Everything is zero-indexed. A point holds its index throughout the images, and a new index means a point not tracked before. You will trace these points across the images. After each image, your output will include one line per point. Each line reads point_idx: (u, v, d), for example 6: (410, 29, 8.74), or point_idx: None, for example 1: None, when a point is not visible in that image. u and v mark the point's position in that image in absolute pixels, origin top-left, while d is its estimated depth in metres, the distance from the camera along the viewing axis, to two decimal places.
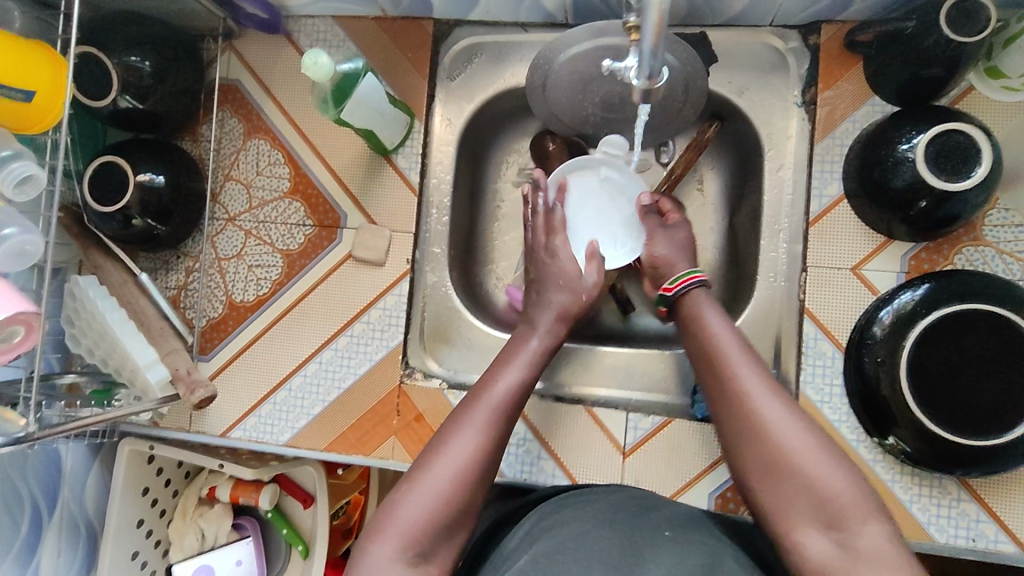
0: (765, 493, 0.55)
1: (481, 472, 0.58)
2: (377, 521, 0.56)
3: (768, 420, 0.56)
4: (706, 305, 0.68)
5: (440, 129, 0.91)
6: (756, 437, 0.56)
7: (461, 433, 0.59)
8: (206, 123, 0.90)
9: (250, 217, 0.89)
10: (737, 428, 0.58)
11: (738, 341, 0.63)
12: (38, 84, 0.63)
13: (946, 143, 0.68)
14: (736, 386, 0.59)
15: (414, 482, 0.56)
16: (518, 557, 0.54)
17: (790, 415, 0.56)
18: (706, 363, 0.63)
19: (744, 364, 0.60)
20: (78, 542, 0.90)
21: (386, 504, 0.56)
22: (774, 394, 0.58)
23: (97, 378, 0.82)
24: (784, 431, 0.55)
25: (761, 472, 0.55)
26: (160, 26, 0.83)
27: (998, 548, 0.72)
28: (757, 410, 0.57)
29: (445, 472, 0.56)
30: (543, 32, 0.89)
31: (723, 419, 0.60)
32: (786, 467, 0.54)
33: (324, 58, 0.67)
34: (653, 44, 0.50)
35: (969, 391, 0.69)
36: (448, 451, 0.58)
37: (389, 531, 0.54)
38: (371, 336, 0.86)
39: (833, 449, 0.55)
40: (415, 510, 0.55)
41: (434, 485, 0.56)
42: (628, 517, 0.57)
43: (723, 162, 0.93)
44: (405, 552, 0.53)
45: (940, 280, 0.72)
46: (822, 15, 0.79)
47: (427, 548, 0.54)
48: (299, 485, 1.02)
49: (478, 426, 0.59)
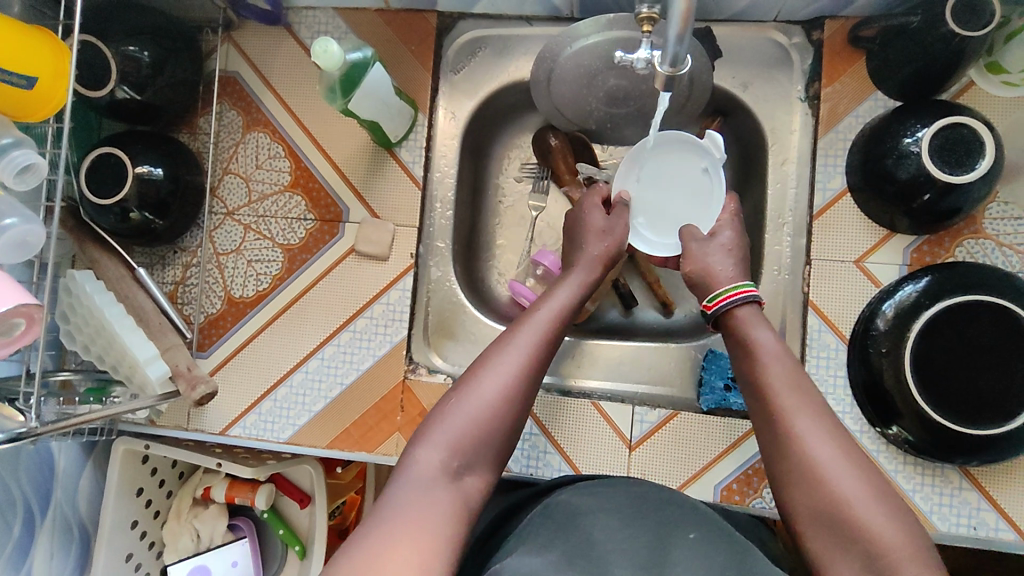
0: (815, 535, 0.55)
1: (526, 388, 0.61)
2: (423, 430, 0.58)
3: (825, 468, 0.56)
4: (756, 322, 0.66)
5: (444, 123, 0.90)
6: (811, 485, 0.56)
7: (512, 351, 0.62)
8: (204, 116, 0.89)
9: (250, 212, 0.88)
10: (789, 470, 0.57)
11: (785, 358, 0.63)
12: (39, 71, 0.62)
13: (950, 136, 0.69)
14: (787, 423, 0.59)
15: (463, 393, 0.59)
16: (539, 548, 0.53)
17: (844, 462, 0.56)
18: (755, 395, 0.63)
19: (796, 400, 0.60)
20: (70, 544, 0.87)
21: (433, 412, 0.59)
22: (828, 439, 0.57)
23: (91, 377, 0.79)
24: (840, 480, 0.55)
25: (815, 518, 0.55)
26: (159, 14, 0.81)
27: (998, 535, 0.73)
28: (810, 454, 0.57)
29: (493, 385, 0.59)
30: (547, 25, 0.90)
31: (773, 457, 0.59)
32: (841, 516, 0.54)
33: (335, 46, 0.67)
34: (680, 30, 0.50)
35: (972, 382, 0.70)
36: (497, 365, 0.60)
37: (436, 439, 0.56)
38: (374, 331, 0.86)
39: (888, 501, 0.54)
40: (461, 422, 0.57)
41: (482, 396, 0.58)
42: (646, 518, 0.56)
43: (726, 157, 0.94)
44: (449, 461, 0.55)
45: (942, 272, 0.73)
46: (825, 11, 0.80)
47: (470, 458, 0.56)
48: (295, 484, 1.01)
49: (524, 344, 0.62)
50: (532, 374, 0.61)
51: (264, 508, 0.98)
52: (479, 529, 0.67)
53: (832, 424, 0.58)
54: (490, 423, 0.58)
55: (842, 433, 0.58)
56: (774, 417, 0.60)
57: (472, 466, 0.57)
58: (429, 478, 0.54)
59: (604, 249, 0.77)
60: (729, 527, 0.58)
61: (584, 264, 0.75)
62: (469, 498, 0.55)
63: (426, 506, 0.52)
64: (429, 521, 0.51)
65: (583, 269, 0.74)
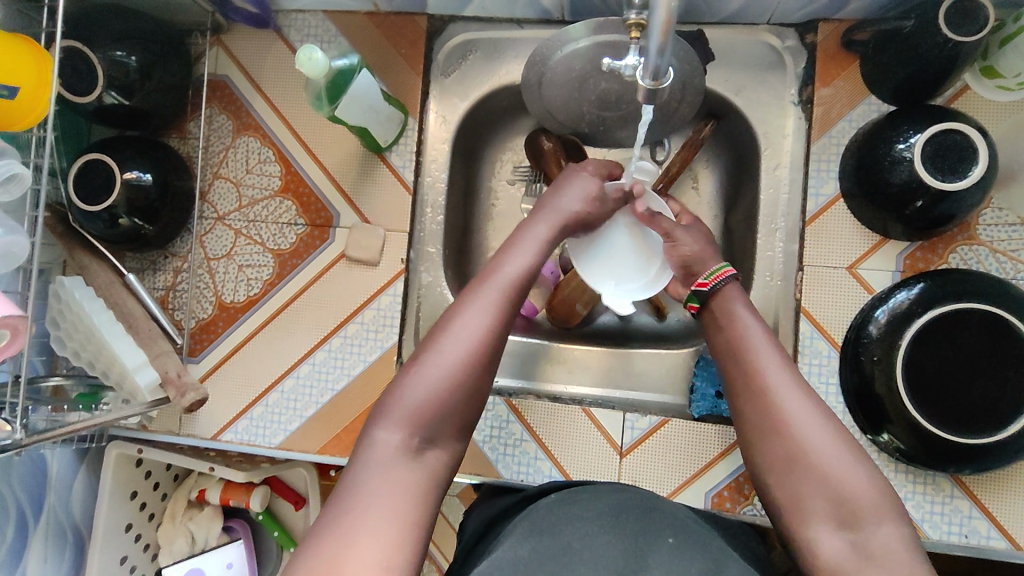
0: (781, 484, 0.57)
1: (492, 351, 0.60)
2: (382, 406, 0.57)
3: (794, 420, 0.58)
4: (735, 300, 0.68)
5: (434, 127, 0.90)
6: (780, 436, 0.58)
7: (475, 313, 0.60)
8: (194, 120, 0.88)
9: (240, 217, 0.88)
10: (759, 424, 0.59)
11: (762, 329, 0.65)
12: (20, 80, 0.61)
13: (943, 142, 0.68)
14: (761, 380, 0.60)
15: (426, 361, 0.58)
16: (520, 557, 0.53)
17: (815, 414, 0.58)
18: (731, 355, 0.64)
19: (770, 359, 0.62)
20: (64, 549, 0.88)
21: (394, 384, 0.58)
22: (800, 394, 0.59)
23: (83, 381, 0.79)
24: (808, 429, 0.57)
25: (781, 469, 0.57)
26: (147, 18, 0.80)
27: (990, 544, 0.73)
28: (782, 406, 0.58)
29: (455, 353, 0.58)
30: (539, 28, 0.89)
31: (744, 411, 0.61)
32: (807, 465, 0.56)
33: (319, 54, 0.67)
34: (662, 42, 0.49)
35: (964, 390, 0.69)
36: (458, 328, 0.59)
37: (396, 415, 0.56)
38: (365, 336, 0.85)
39: (854, 452, 0.56)
40: (423, 390, 0.57)
41: (445, 363, 0.58)
42: (629, 520, 0.57)
43: (719, 160, 0.93)
44: (411, 439, 0.55)
45: (934, 279, 0.72)
46: (818, 14, 0.79)
47: (433, 433, 0.56)
48: (289, 485, 1.01)
49: (486, 308, 0.60)
50: (495, 335, 0.60)
51: (259, 510, 0.98)
52: (469, 536, 0.67)
53: (804, 382, 0.60)
54: (453, 391, 0.57)
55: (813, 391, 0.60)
56: (748, 376, 0.61)
57: (437, 442, 0.57)
58: (391, 457, 0.54)
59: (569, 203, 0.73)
60: (715, 541, 0.58)
61: (545, 218, 0.72)
62: (433, 474, 0.55)
63: (391, 481, 0.52)
64: (397, 494, 0.52)
65: (548, 223, 0.71)
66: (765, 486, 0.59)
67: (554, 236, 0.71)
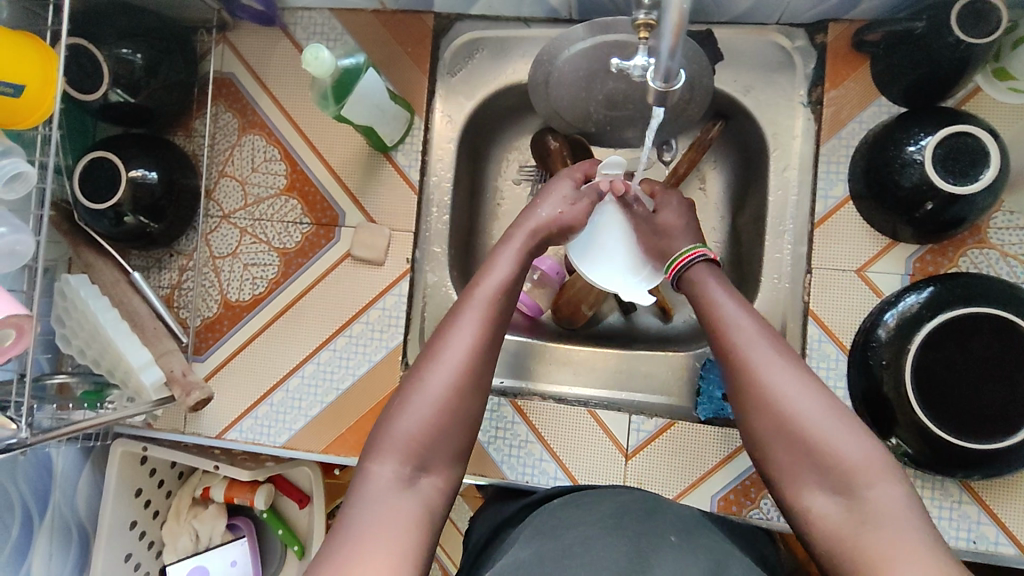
0: (772, 456, 0.57)
1: (479, 374, 0.60)
2: (375, 440, 0.57)
3: (776, 391, 0.57)
4: (706, 277, 0.67)
5: (440, 126, 0.89)
6: (765, 409, 0.57)
7: (458, 336, 0.60)
8: (199, 118, 0.88)
9: (245, 215, 0.87)
10: (742, 398, 0.59)
11: (738, 301, 0.63)
12: (26, 79, 0.61)
13: (954, 145, 0.67)
14: (741, 351, 0.60)
15: (412, 394, 0.58)
16: (525, 559, 0.53)
17: (797, 381, 0.57)
18: (709, 328, 0.63)
19: (749, 329, 0.61)
20: (69, 546, 0.88)
21: (383, 419, 0.58)
22: (781, 362, 0.58)
23: (88, 379, 0.78)
24: (792, 397, 0.56)
25: (770, 440, 0.57)
26: (153, 16, 0.80)
27: (998, 549, 0.72)
28: (764, 378, 0.58)
29: (441, 382, 0.58)
30: (546, 27, 0.88)
31: (730, 386, 0.60)
32: (795, 436, 0.55)
33: (326, 53, 0.66)
34: (673, 42, 0.48)
35: (973, 395, 0.69)
36: (444, 356, 0.59)
37: (388, 449, 0.56)
38: (370, 336, 0.85)
39: (840, 415, 0.56)
40: (413, 425, 0.57)
41: (432, 393, 0.58)
42: (635, 522, 0.57)
43: (727, 161, 0.93)
44: (404, 467, 0.56)
45: (944, 283, 0.71)
46: (829, 14, 0.78)
47: (425, 460, 0.57)
48: (294, 485, 1.00)
49: (470, 328, 0.61)
50: (481, 356, 0.60)
51: (263, 508, 0.97)
52: (475, 541, 0.67)
53: (784, 350, 0.59)
54: (444, 417, 0.58)
55: (794, 357, 0.59)
56: (729, 349, 0.61)
57: (428, 468, 0.57)
58: (387, 490, 0.54)
59: (545, 208, 0.73)
60: (723, 543, 0.58)
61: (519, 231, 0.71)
62: (429, 502, 0.55)
63: (391, 514, 0.53)
64: (394, 523, 0.52)
65: (523, 231, 0.71)
66: (758, 457, 0.59)
67: (532, 245, 0.70)
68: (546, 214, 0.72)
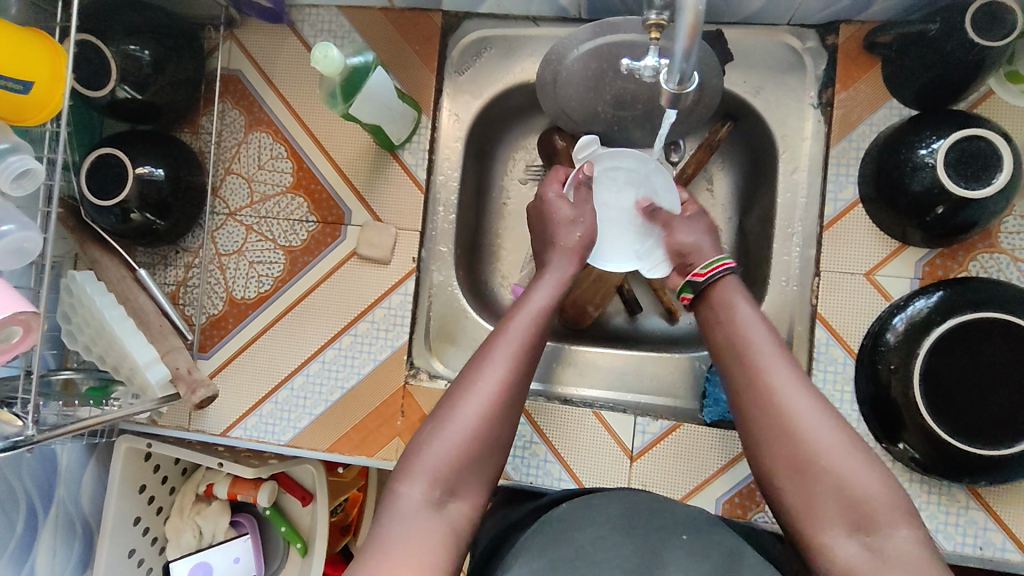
0: (790, 487, 0.57)
1: (508, 411, 0.60)
2: (405, 463, 0.57)
3: (801, 421, 0.57)
4: (736, 294, 0.68)
5: (447, 124, 0.89)
6: (787, 438, 0.57)
7: (493, 370, 0.60)
8: (206, 115, 0.88)
9: (252, 213, 0.87)
10: (765, 426, 0.59)
11: (764, 325, 0.64)
12: (36, 76, 0.61)
13: (966, 148, 0.67)
14: (765, 377, 0.60)
15: (444, 420, 0.58)
16: (534, 563, 0.53)
17: (821, 412, 0.58)
18: (733, 355, 0.64)
19: (776, 356, 0.62)
20: (74, 542, 0.88)
21: (413, 444, 0.59)
22: (805, 391, 0.59)
23: (93, 376, 0.79)
24: (815, 430, 0.57)
25: (789, 471, 0.57)
26: (161, 12, 0.80)
27: (1005, 556, 0.72)
28: (789, 407, 0.58)
29: (473, 413, 0.58)
30: (555, 26, 0.88)
31: (749, 413, 0.60)
32: (818, 469, 0.56)
33: (335, 51, 0.66)
34: (687, 45, 0.48)
35: (982, 400, 0.68)
36: (479, 386, 0.59)
37: (418, 470, 0.56)
38: (375, 335, 0.85)
39: (862, 451, 0.57)
40: (445, 451, 0.56)
41: (464, 424, 0.58)
42: (644, 526, 0.57)
43: (734, 162, 0.92)
44: (433, 492, 0.55)
45: (954, 288, 0.71)
46: (840, 16, 0.78)
47: (454, 484, 0.56)
48: (298, 482, 1.00)
49: (505, 360, 0.61)
50: (513, 393, 0.60)
51: (267, 505, 0.97)
52: (483, 544, 0.67)
53: (807, 379, 0.60)
54: (476, 448, 0.57)
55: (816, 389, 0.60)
56: (752, 375, 0.61)
57: (457, 493, 0.56)
58: (418, 512, 0.54)
59: (576, 238, 0.74)
60: (733, 542, 0.57)
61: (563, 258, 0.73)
62: (456, 526, 0.55)
63: (417, 537, 0.52)
64: (422, 545, 0.52)
65: (563, 263, 0.72)
66: (770, 489, 0.59)
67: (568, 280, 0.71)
68: (582, 237, 0.74)
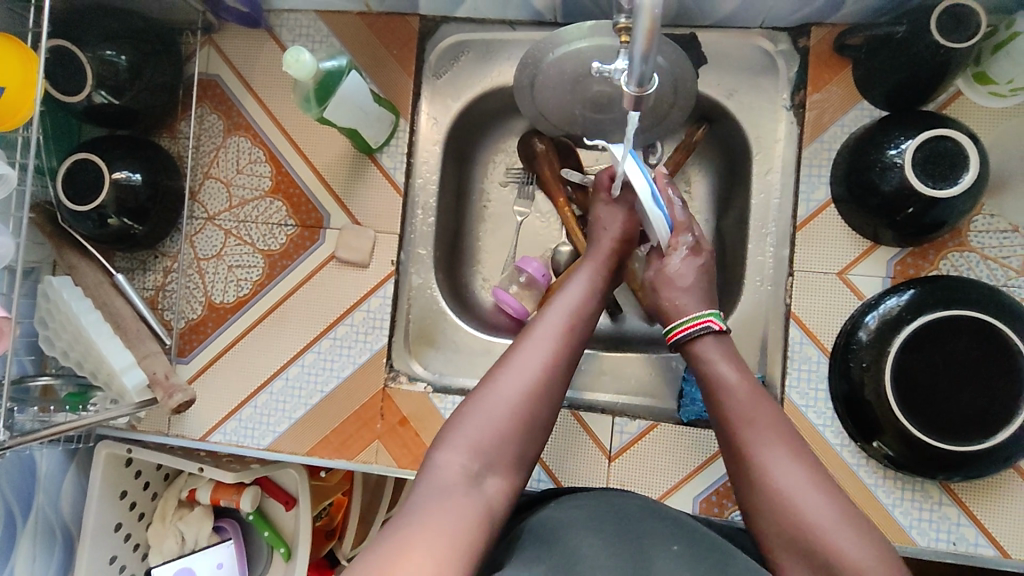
0: (788, 566, 0.55)
1: (553, 388, 0.61)
2: (446, 431, 0.58)
3: (788, 494, 0.55)
4: (715, 357, 0.67)
5: (426, 128, 0.90)
6: (778, 515, 0.55)
7: (536, 350, 0.62)
8: (185, 120, 0.88)
9: (230, 217, 0.87)
10: (756, 501, 0.57)
11: (750, 391, 0.63)
12: (7, 80, 0.61)
13: (934, 148, 0.68)
14: (752, 452, 0.59)
15: (489, 388, 0.60)
16: (520, 563, 0.52)
17: (809, 483, 0.56)
18: (721, 426, 0.63)
19: (760, 430, 0.60)
20: (53, 548, 0.87)
21: (454, 415, 0.59)
22: (794, 462, 0.57)
23: (72, 380, 0.77)
24: (805, 505, 0.55)
25: (787, 546, 0.55)
26: (138, 17, 0.80)
27: (978, 551, 0.73)
28: (778, 480, 0.56)
29: (515, 387, 0.59)
30: (531, 30, 0.89)
31: (745, 490, 0.59)
32: (810, 546, 0.53)
33: (306, 56, 0.67)
34: (646, 47, 0.50)
35: (951, 398, 0.69)
36: (520, 363, 0.61)
37: (456, 442, 0.57)
38: (355, 338, 0.85)
39: (857, 523, 0.53)
40: (486, 423, 0.58)
41: (508, 398, 0.59)
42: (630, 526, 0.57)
43: (710, 164, 0.93)
44: (472, 462, 0.56)
45: (925, 286, 0.71)
46: (811, 18, 0.79)
47: (491, 459, 0.57)
48: (280, 485, 1.00)
49: (546, 346, 0.63)
50: (555, 374, 0.62)
51: (250, 510, 0.96)
52: None
53: (797, 448, 0.59)
54: (519, 427, 0.58)
55: (810, 459, 0.58)
56: (740, 451, 0.60)
57: (495, 467, 0.57)
58: (456, 483, 0.54)
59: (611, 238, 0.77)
60: (716, 542, 0.58)
61: (592, 264, 0.75)
62: (491, 502, 0.55)
63: (451, 510, 0.52)
64: (458, 516, 0.51)
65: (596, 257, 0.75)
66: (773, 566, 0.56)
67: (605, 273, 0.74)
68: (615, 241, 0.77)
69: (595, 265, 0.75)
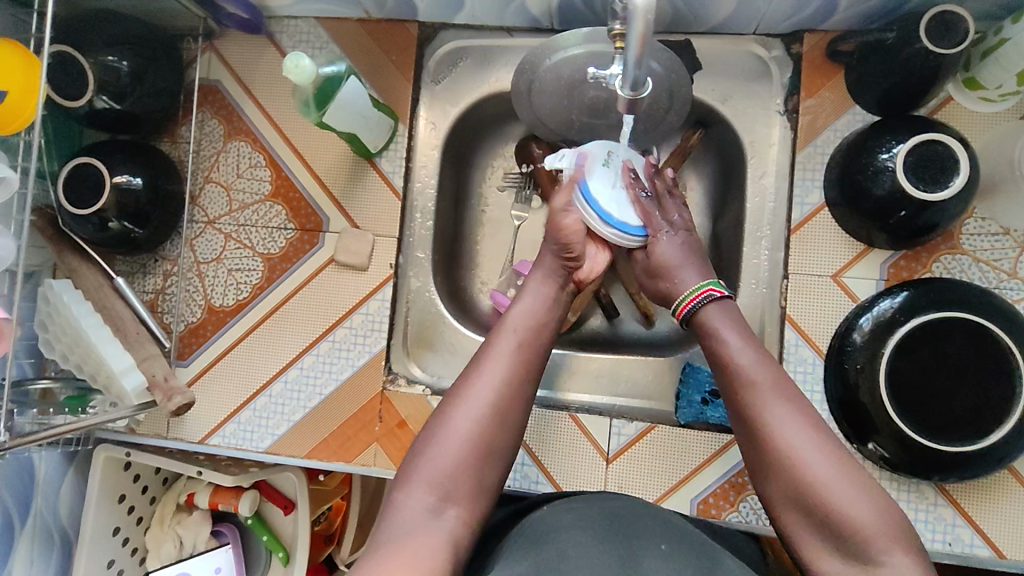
0: (791, 522, 0.56)
1: (506, 412, 0.61)
2: (404, 472, 0.59)
3: (797, 452, 0.56)
4: (720, 318, 0.66)
5: (424, 133, 0.90)
6: (786, 472, 0.56)
7: (488, 375, 0.62)
8: (185, 124, 0.89)
9: (230, 220, 0.88)
10: (758, 459, 0.58)
11: (757, 353, 0.62)
12: (9, 84, 0.62)
13: (925, 152, 0.69)
14: (759, 412, 0.59)
15: (440, 426, 0.60)
16: (514, 566, 0.53)
17: (817, 444, 0.56)
18: (725, 383, 0.63)
19: (767, 389, 0.59)
20: (51, 552, 0.87)
21: (411, 452, 0.60)
22: (800, 422, 0.57)
23: (71, 385, 0.78)
24: (810, 463, 0.55)
25: (791, 504, 0.56)
26: (139, 24, 0.80)
27: (973, 551, 0.73)
28: (784, 440, 0.57)
29: (466, 420, 0.60)
30: (529, 37, 0.90)
31: (749, 448, 0.60)
32: (815, 503, 0.54)
33: (306, 61, 0.67)
34: (638, 52, 0.51)
35: (945, 398, 0.70)
36: (472, 393, 0.61)
37: (414, 480, 0.57)
38: (354, 341, 0.86)
39: (860, 482, 0.54)
40: (440, 459, 0.58)
41: (459, 432, 0.59)
42: (624, 527, 0.57)
43: (707, 168, 0.94)
44: (429, 498, 0.56)
45: (918, 288, 0.72)
46: (804, 25, 0.80)
47: (450, 490, 0.57)
48: (280, 491, 0.99)
49: (497, 371, 0.62)
50: (508, 390, 0.62)
51: (248, 514, 0.96)
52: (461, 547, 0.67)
53: (804, 409, 0.58)
54: (472, 457, 0.59)
55: (813, 418, 0.58)
56: (745, 409, 0.60)
57: (454, 499, 0.57)
58: (416, 520, 0.55)
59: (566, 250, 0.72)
60: (711, 545, 0.58)
61: (542, 282, 0.72)
62: (455, 535, 0.56)
63: (416, 545, 0.53)
64: (421, 551, 0.52)
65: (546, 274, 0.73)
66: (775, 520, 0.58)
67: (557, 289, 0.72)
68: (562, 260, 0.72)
69: (546, 281, 0.72)
